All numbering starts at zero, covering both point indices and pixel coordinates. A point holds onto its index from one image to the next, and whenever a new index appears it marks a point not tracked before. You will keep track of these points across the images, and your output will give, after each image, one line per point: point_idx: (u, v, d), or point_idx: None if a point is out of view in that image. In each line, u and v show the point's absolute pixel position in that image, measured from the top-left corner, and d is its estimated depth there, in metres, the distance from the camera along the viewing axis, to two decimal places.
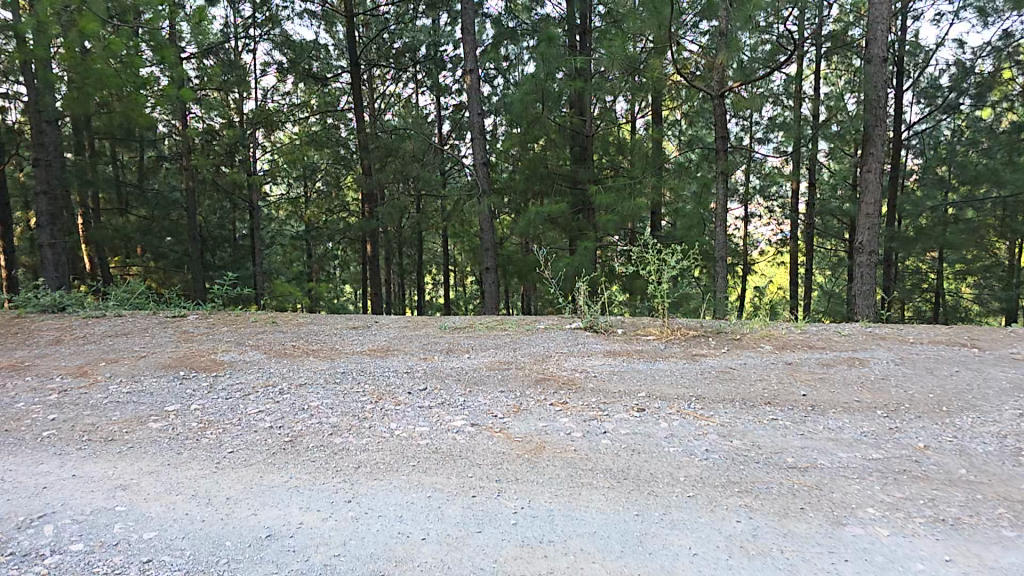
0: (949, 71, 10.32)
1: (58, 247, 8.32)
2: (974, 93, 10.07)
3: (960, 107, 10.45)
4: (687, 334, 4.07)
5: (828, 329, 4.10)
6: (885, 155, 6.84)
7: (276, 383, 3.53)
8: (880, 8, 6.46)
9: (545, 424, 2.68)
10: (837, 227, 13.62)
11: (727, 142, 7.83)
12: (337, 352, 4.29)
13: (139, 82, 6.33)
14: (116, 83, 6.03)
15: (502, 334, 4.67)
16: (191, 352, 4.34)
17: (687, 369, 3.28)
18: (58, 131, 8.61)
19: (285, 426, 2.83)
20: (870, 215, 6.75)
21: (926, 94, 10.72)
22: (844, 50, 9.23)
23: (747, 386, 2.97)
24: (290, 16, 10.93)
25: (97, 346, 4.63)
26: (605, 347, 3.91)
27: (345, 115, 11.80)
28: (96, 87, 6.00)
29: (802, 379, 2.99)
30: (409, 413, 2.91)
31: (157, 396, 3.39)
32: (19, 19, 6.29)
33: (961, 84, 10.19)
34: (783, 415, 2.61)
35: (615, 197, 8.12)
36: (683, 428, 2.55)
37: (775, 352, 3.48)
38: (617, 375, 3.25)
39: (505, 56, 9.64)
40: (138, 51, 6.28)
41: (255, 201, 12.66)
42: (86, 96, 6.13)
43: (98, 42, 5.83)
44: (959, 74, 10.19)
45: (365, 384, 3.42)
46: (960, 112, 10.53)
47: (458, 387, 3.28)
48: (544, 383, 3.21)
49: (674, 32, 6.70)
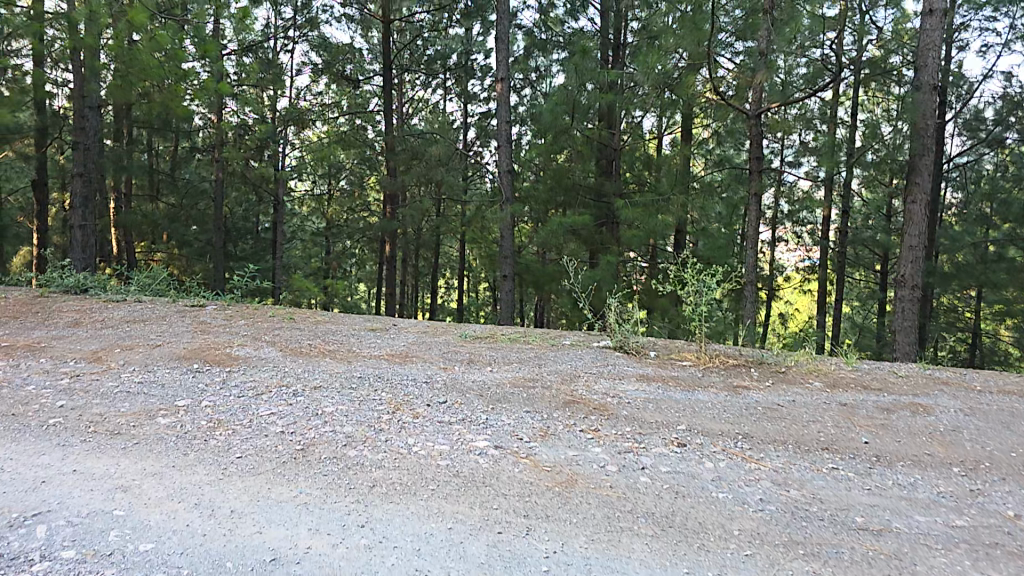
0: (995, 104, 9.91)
1: (88, 229, 8.47)
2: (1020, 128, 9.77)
3: (1006, 141, 10.09)
4: (727, 362, 3.80)
5: (881, 369, 3.77)
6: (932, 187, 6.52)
7: (291, 384, 3.37)
8: (930, 33, 6.17)
9: (577, 453, 2.45)
10: (869, 258, 13.11)
11: (761, 162, 7.52)
12: (355, 355, 4.13)
13: (181, 75, 6.44)
14: (158, 74, 6.14)
15: (526, 348, 4.46)
16: (207, 344, 4.24)
17: (730, 402, 3.02)
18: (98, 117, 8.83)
19: (297, 432, 2.66)
20: (914, 248, 6.39)
21: (969, 127, 10.30)
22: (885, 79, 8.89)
23: (800, 427, 2.69)
24: (328, 20, 11.15)
25: (113, 331, 4.57)
26: (638, 371, 3.66)
27: (374, 117, 11.93)
28: (139, 77, 6.13)
29: (861, 424, 2.71)
30: (428, 428, 2.71)
31: (169, 389, 3.26)
32: (71, 6, 6.46)
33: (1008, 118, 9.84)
34: (844, 465, 2.33)
35: (642, 213, 7.95)
36: (731, 470, 2.30)
37: (826, 391, 3.19)
38: (653, 403, 3.00)
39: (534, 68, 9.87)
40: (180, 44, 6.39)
41: (281, 196, 12.84)
42: (129, 85, 6.34)
43: (144, 32, 5.94)
44: (1007, 107, 9.77)
45: (381, 391, 3.24)
46: (1004, 146, 10.16)
47: (480, 403, 3.07)
48: (573, 407, 2.98)
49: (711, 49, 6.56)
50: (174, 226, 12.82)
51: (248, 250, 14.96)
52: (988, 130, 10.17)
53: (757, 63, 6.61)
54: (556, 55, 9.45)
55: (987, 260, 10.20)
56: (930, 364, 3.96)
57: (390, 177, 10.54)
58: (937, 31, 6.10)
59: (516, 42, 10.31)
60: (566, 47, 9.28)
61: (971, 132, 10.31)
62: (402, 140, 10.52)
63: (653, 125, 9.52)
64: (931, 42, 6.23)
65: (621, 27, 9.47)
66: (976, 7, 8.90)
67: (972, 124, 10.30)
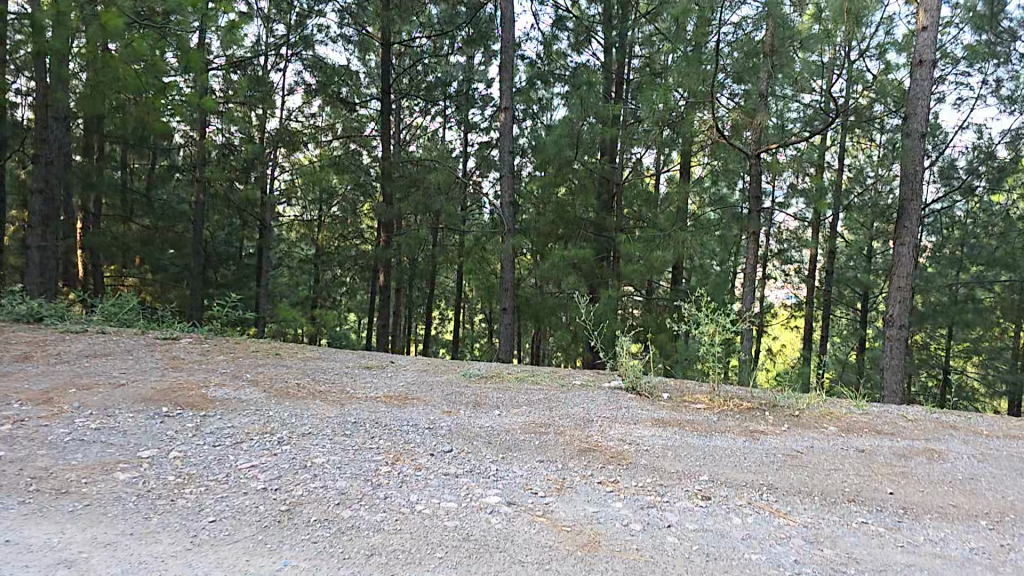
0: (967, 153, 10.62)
1: (46, 250, 7.98)
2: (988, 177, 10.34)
3: (976, 190, 10.74)
4: (742, 406, 3.73)
5: (890, 412, 3.78)
6: (918, 232, 7.31)
7: (276, 430, 3.05)
8: (922, 84, 7.02)
9: (596, 509, 2.26)
10: (849, 295, 13.80)
11: (759, 202, 8.72)
12: (349, 397, 3.83)
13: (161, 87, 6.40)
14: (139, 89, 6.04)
15: (536, 388, 4.29)
16: (179, 383, 3.85)
17: (749, 449, 2.92)
18: (63, 128, 8.05)
19: (284, 488, 2.37)
20: (902, 288, 7.15)
21: (943, 175, 10.95)
22: (872, 131, 9.90)
23: (823, 476, 2.60)
24: (324, 40, 11.34)
25: (69, 368, 4.10)
26: (652, 415, 3.53)
27: (369, 142, 12.03)
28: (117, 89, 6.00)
29: (881, 472, 2.64)
30: (433, 482, 2.47)
31: (132, 436, 2.90)
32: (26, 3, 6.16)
33: (977, 167, 10.46)
34: (872, 518, 2.22)
35: (643, 249, 8.41)
36: (761, 526, 2.16)
37: (843, 436, 3.14)
38: (672, 451, 2.86)
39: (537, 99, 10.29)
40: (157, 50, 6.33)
41: (267, 219, 12.50)
42: (100, 95, 6.19)
43: (119, 40, 5.67)
44: (978, 158, 10.39)
45: (379, 439, 2.97)
46: (975, 194, 10.88)
47: (489, 451, 2.86)
48: (588, 455, 2.81)
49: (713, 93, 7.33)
50: (148, 249, 12.22)
51: (229, 276, 14.37)
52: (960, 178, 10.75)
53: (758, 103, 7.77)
54: (557, 89, 9.96)
55: (961, 301, 11.61)
56: (937, 407, 4.00)
57: (385, 204, 10.54)
58: (926, 82, 6.98)
59: (517, 73, 10.74)
60: (568, 81, 9.81)
61: (946, 179, 10.88)
62: (399, 167, 10.58)
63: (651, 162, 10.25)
64: (919, 92, 7.11)
65: (624, 60, 10.14)
66: (953, 61, 9.92)
67: (945, 172, 10.95)
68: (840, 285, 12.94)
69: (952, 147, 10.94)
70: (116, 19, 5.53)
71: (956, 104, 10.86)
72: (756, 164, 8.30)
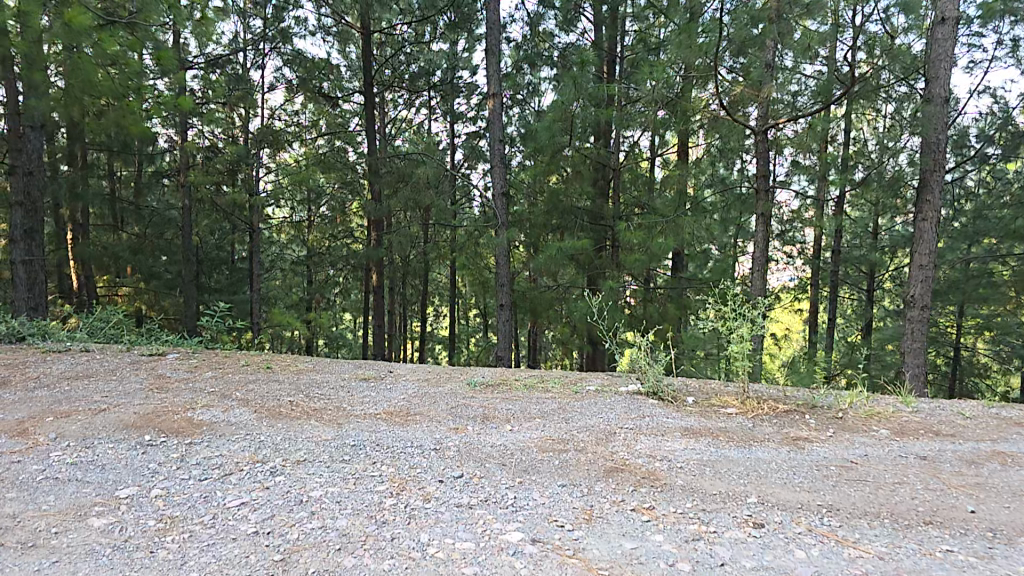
0: (981, 120, 10.34)
1: (34, 264, 7.66)
2: (1002, 144, 9.95)
3: (989, 158, 10.27)
4: (777, 408, 3.42)
5: (941, 409, 3.46)
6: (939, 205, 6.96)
7: (267, 459, 2.77)
8: (944, 47, 6.58)
9: (635, 545, 1.90)
10: (856, 275, 13.48)
11: (768, 181, 8.14)
12: (346, 415, 3.54)
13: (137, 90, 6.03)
14: (108, 91, 5.81)
15: (547, 397, 3.98)
16: (164, 407, 3.56)
17: (796, 460, 2.60)
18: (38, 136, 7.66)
19: (274, 532, 2.05)
20: (923, 267, 6.82)
21: (955, 145, 10.64)
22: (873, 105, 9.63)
23: (888, 491, 2.25)
24: (300, 33, 10.85)
25: (47, 393, 3.82)
26: (680, 423, 3.23)
27: (355, 138, 11.67)
28: (86, 91, 5.67)
29: (952, 484, 2.30)
30: (445, 517, 2.15)
31: (111, 473, 2.61)
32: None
33: (986, 133, 10.18)
34: (961, 544, 1.84)
35: (642, 236, 8.12)
36: (831, 558, 1.78)
37: (897, 441, 2.82)
38: (709, 468, 2.53)
39: (523, 84, 10.17)
40: (134, 51, 6.03)
41: (256, 223, 12.06)
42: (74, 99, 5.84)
43: (86, 41, 5.43)
44: (992, 125, 10.17)
45: (382, 465, 2.68)
46: (988, 164, 10.38)
47: (505, 475, 2.56)
48: (618, 476, 2.49)
49: (718, 60, 6.88)
50: (138, 257, 11.93)
51: (223, 281, 14.17)
52: (971, 147, 10.51)
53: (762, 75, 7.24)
54: (545, 72, 9.64)
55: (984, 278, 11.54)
56: (991, 401, 3.67)
57: (375, 202, 10.19)
58: (948, 41, 6.51)
59: (504, 56, 10.31)
60: (557, 63, 9.44)
61: (957, 149, 10.64)
62: (386, 163, 10.28)
63: (646, 145, 9.91)
64: (941, 53, 6.64)
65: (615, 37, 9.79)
66: (968, 24, 9.51)
67: (957, 142, 10.65)
68: (845, 265, 12.67)
69: (963, 115, 10.54)
70: (81, 15, 5.35)
71: (968, 68, 10.42)
72: (761, 141, 7.96)
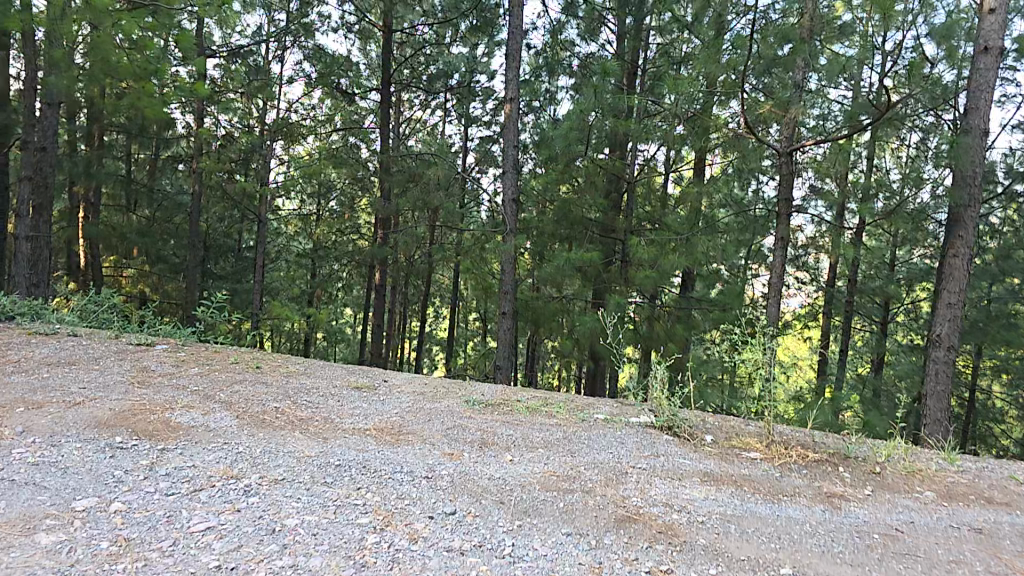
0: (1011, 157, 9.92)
1: (39, 243, 7.47)
2: None
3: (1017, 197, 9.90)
4: (806, 457, 3.15)
5: (986, 470, 3.13)
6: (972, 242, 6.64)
7: (244, 475, 2.52)
8: (985, 76, 6.27)
9: None
10: (871, 307, 13.06)
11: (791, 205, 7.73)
12: (334, 429, 3.28)
13: (151, 71, 5.86)
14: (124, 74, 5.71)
15: (550, 424, 3.71)
16: (141, 405, 3.33)
17: (832, 524, 2.30)
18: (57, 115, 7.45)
19: (239, 568, 1.79)
20: (952, 305, 6.47)
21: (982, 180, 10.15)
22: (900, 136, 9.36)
23: (947, 571, 1.94)
24: (323, 30, 10.83)
25: (23, 379, 3.60)
26: (698, 467, 2.94)
27: (368, 134, 11.14)
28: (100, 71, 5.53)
29: (1019, 568, 1.98)
30: (433, 564, 1.88)
31: (72, 478, 2.37)
32: None
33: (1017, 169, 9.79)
34: None
35: (656, 252, 7.90)
36: None
37: (945, 507, 2.51)
38: (734, 526, 2.24)
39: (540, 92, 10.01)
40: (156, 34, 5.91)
41: (264, 214, 11.78)
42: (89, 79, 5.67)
43: (107, 19, 5.19)
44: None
45: (367, 492, 2.43)
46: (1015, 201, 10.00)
47: (503, 515, 2.30)
48: (631, 528, 2.21)
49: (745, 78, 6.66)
50: (146, 240, 11.87)
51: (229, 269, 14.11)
52: (999, 183, 10.04)
53: (793, 95, 6.63)
54: (563, 81, 9.52)
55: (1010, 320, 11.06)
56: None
57: (384, 200, 10.09)
58: (991, 71, 6.25)
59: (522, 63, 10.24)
60: (575, 73, 9.30)
61: (986, 185, 10.11)
62: (399, 162, 10.17)
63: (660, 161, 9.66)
64: (982, 83, 6.37)
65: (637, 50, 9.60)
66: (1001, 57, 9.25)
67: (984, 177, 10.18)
68: (861, 295, 12.29)
69: (991, 149, 10.20)
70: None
71: (998, 103, 10.11)
72: (784, 163, 7.57)
